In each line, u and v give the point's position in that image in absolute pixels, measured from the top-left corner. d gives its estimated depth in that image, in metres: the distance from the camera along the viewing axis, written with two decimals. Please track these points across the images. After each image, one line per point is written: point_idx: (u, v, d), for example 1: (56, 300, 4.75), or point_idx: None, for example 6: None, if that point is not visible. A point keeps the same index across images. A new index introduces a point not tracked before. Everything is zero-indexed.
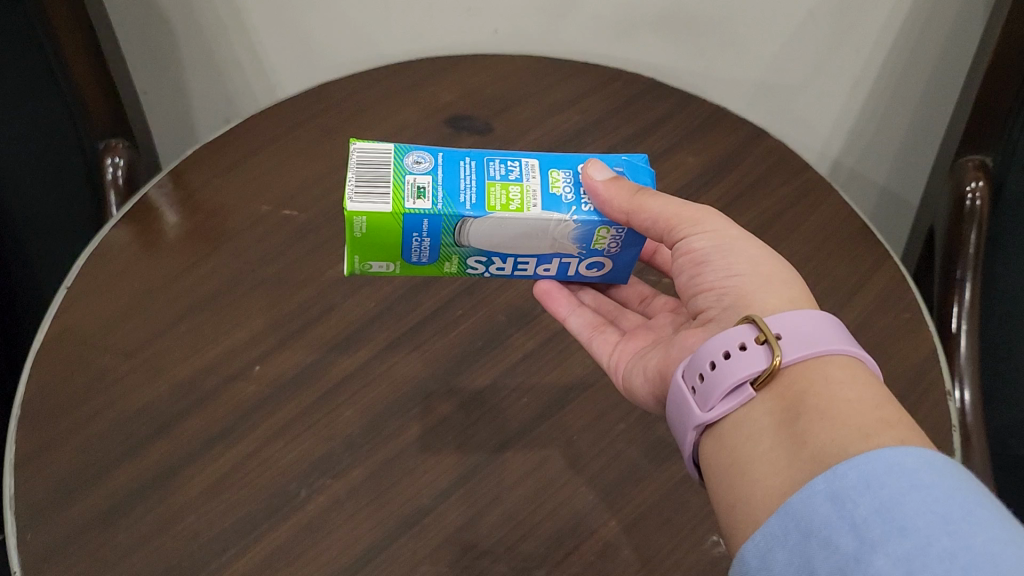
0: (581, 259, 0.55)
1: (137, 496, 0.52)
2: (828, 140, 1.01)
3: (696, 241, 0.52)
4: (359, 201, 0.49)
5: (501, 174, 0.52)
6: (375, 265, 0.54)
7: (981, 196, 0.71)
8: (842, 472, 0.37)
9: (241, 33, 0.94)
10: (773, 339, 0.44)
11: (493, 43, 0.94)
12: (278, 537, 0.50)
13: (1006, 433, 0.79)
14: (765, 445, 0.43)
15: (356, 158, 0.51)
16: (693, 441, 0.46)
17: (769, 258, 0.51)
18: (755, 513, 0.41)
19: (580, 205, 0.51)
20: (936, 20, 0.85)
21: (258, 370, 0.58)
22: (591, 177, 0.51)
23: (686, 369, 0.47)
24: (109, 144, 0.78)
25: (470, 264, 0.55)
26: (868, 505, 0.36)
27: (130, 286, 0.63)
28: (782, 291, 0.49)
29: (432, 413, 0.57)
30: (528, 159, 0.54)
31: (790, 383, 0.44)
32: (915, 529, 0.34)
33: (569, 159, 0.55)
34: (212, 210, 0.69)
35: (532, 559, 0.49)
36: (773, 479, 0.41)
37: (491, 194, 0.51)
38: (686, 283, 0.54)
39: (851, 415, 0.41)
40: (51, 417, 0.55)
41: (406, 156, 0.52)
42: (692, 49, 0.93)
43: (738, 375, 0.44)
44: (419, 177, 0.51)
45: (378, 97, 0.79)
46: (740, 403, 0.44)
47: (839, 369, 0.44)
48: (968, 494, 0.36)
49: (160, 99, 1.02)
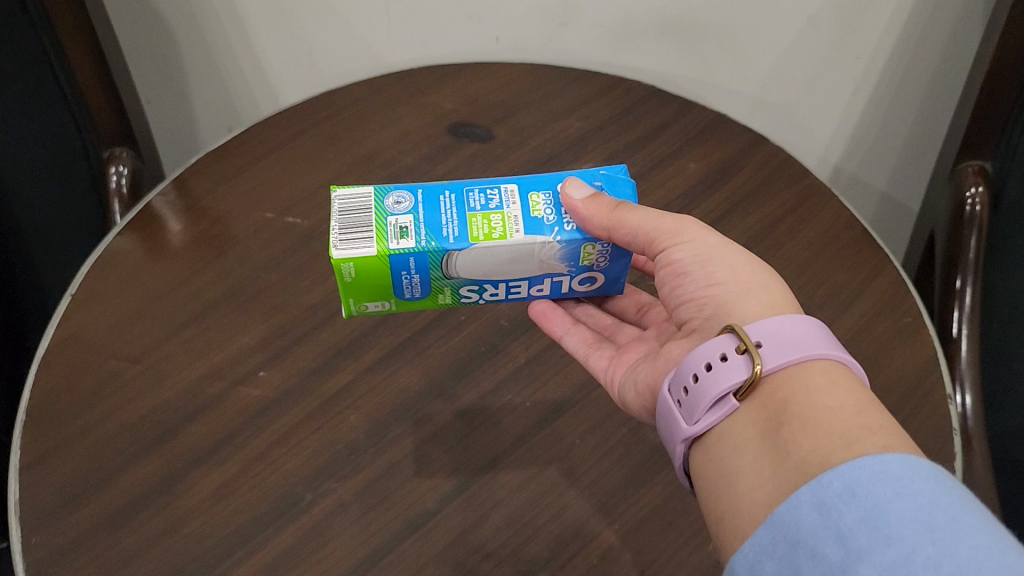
0: (572, 277, 0.55)
1: (141, 501, 0.52)
2: (828, 146, 1.01)
3: (676, 252, 0.52)
4: (343, 248, 0.50)
5: (482, 204, 0.53)
6: (371, 304, 0.55)
7: (980, 202, 0.72)
8: (827, 481, 0.38)
9: (244, 42, 0.94)
10: (753, 348, 0.44)
11: (494, 51, 0.95)
12: (283, 541, 0.50)
13: (1006, 438, 0.79)
14: (751, 455, 0.43)
15: (337, 206, 0.52)
16: (683, 454, 0.47)
17: (748, 264, 0.51)
18: (743, 524, 0.41)
19: (562, 225, 0.52)
20: (932, 28, 0.86)
21: (262, 376, 0.59)
22: (569, 197, 0.51)
23: (672, 383, 0.48)
24: (113, 152, 0.79)
25: (465, 293, 0.55)
26: (853, 514, 0.36)
27: (135, 293, 0.64)
28: (761, 298, 0.49)
29: (435, 418, 0.57)
30: (507, 185, 0.54)
31: (773, 392, 0.44)
32: (900, 538, 0.34)
33: (547, 180, 0.55)
34: (216, 217, 0.69)
35: (535, 562, 0.49)
36: (758, 490, 0.41)
37: (473, 224, 0.51)
38: (668, 294, 0.54)
39: (832, 423, 0.41)
40: (57, 423, 0.55)
41: (386, 197, 0.53)
42: (693, 57, 0.94)
43: (721, 386, 0.44)
44: (401, 218, 0.52)
45: (380, 105, 0.79)
46: (725, 414, 0.45)
47: (821, 375, 0.44)
48: (954, 500, 0.36)
49: (164, 109, 1.02)
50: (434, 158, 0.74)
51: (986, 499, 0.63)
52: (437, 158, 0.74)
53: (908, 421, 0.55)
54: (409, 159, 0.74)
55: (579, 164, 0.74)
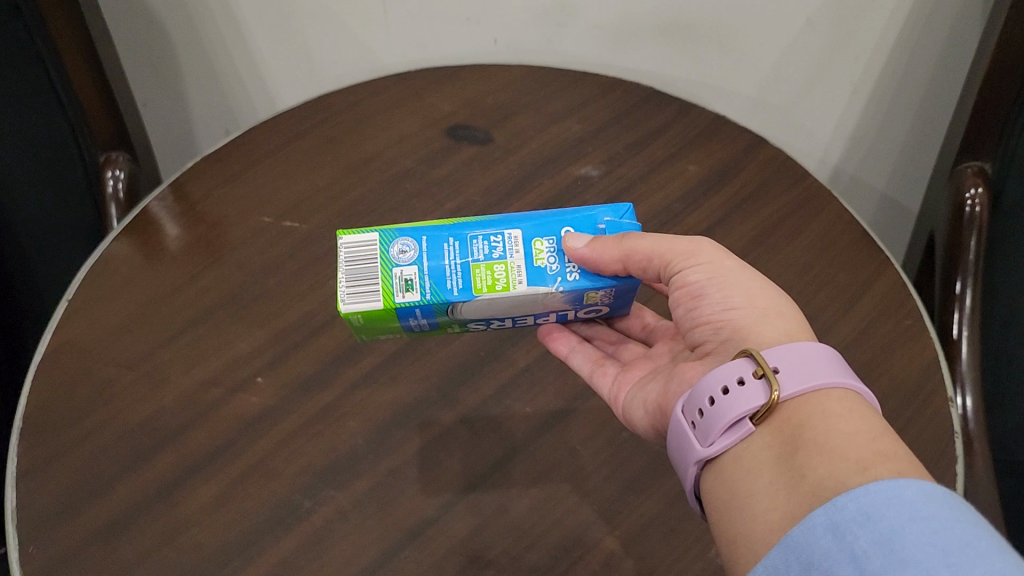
0: (577, 310, 0.55)
1: (140, 509, 0.51)
2: (827, 146, 1.01)
3: (691, 274, 0.52)
4: (352, 302, 0.50)
5: (485, 253, 0.52)
6: (385, 334, 0.55)
7: (979, 203, 0.71)
8: (842, 504, 0.37)
9: (241, 44, 0.94)
10: (771, 373, 0.44)
11: (492, 52, 0.94)
12: (282, 550, 0.50)
13: (1005, 438, 0.79)
14: (765, 478, 0.43)
15: (344, 257, 0.52)
16: (694, 475, 0.46)
17: (764, 288, 0.51)
18: (756, 547, 0.41)
19: (565, 275, 0.51)
20: (932, 30, 0.85)
21: (260, 382, 0.58)
22: (572, 247, 0.50)
23: (685, 405, 0.47)
24: (109, 156, 0.78)
25: (472, 327, 0.55)
26: (867, 537, 0.36)
27: (131, 299, 0.63)
28: (778, 324, 0.49)
29: (436, 424, 0.57)
30: (511, 230, 0.53)
31: (789, 416, 0.44)
32: (915, 562, 0.34)
33: (552, 222, 0.53)
34: (212, 221, 0.69)
35: (537, 569, 0.49)
36: (773, 514, 0.41)
37: (476, 276, 0.51)
38: (683, 316, 0.53)
39: (849, 448, 0.41)
40: (52, 431, 0.55)
41: (391, 246, 0.52)
42: (692, 57, 0.93)
43: (737, 411, 0.44)
44: (406, 269, 0.51)
45: (378, 107, 0.79)
46: (740, 438, 0.44)
47: (837, 401, 0.44)
48: (970, 526, 0.35)
49: (160, 111, 1.02)
50: (432, 161, 0.74)
51: (988, 501, 0.63)
52: (435, 161, 0.74)
53: (910, 425, 0.55)
54: (407, 162, 0.74)
55: (578, 166, 0.73)
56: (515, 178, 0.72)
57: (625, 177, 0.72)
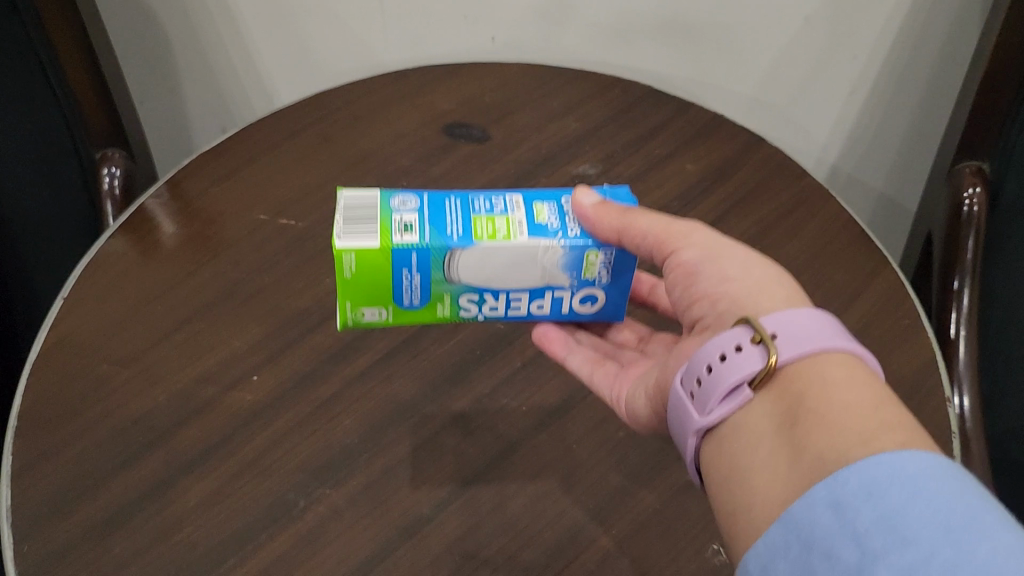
0: (572, 291, 0.54)
1: (135, 506, 0.51)
2: (825, 146, 1.01)
3: (685, 253, 0.52)
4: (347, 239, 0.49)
5: (487, 209, 0.52)
6: (369, 313, 0.53)
7: (978, 202, 0.71)
8: (843, 478, 0.37)
9: (239, 41, 0.94)
10: (769, 338, 0.44)
11: (491, 50, 0.94)
12: (277, 547, 0.50)
13: (1004, 439, 0.79)
14: (764, 449, 0.42)
15: (346, 203, 0.52)
16: (694, 447, 0.46)
17: (759, 262, 0.50)
18: (755, 522, 0.41)
19: (567, 231, 0.51)
20: (932, 27, 0.86)
21: (256, 380, 0.58)
22: (580, 203, 0.51)
23: (684, 376, 0.47)
24: (105, 153, 0.77)
25: (463, 302, 0.54)
26: (868, 514, 0.35)
27: (127, 296, 0.63)
28: (776, 292, 0.48)
29: (431, 423, 0.56)
30: (512, 195, 0.54)
31: (787, 386, 0.43)
32: (916, 540, 0.34)
33: (552, 195, 0.55)
34: (209, 219, 0.69)
35: (532, 568, 0.49)
36: (772, 490, 0.40)
37: (477, 226, 0.51)
38: (680, 297, 0.53)
39: (852, 419, 0.40)
40: (46, 428, 0.55)
41: (392, 199, 0.52)
42: (691, 56, 0.93)
43: (736, 375, 0.44)
44: (405, 215, 0.51)
45: (375, 105, 0.79)
46: (740, 404, 0.44)
47: (836, 367, 0.43)
48: (971, 498, 0.35)
49: (157, 108, 1.01)
50: (429, 159, 0.74)
51: None
52: (433, 159, 0.74)
53: None
54: (404, 160, 0.74)
55: (575, 165, 0.73)
56: (512, 177, 0.72)
57: (623, 175, 0.72)
